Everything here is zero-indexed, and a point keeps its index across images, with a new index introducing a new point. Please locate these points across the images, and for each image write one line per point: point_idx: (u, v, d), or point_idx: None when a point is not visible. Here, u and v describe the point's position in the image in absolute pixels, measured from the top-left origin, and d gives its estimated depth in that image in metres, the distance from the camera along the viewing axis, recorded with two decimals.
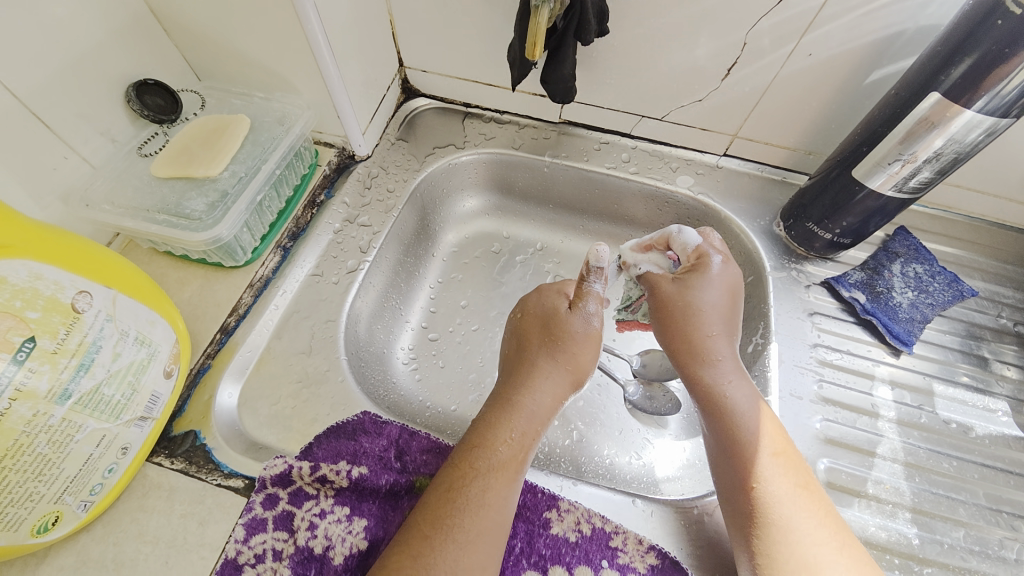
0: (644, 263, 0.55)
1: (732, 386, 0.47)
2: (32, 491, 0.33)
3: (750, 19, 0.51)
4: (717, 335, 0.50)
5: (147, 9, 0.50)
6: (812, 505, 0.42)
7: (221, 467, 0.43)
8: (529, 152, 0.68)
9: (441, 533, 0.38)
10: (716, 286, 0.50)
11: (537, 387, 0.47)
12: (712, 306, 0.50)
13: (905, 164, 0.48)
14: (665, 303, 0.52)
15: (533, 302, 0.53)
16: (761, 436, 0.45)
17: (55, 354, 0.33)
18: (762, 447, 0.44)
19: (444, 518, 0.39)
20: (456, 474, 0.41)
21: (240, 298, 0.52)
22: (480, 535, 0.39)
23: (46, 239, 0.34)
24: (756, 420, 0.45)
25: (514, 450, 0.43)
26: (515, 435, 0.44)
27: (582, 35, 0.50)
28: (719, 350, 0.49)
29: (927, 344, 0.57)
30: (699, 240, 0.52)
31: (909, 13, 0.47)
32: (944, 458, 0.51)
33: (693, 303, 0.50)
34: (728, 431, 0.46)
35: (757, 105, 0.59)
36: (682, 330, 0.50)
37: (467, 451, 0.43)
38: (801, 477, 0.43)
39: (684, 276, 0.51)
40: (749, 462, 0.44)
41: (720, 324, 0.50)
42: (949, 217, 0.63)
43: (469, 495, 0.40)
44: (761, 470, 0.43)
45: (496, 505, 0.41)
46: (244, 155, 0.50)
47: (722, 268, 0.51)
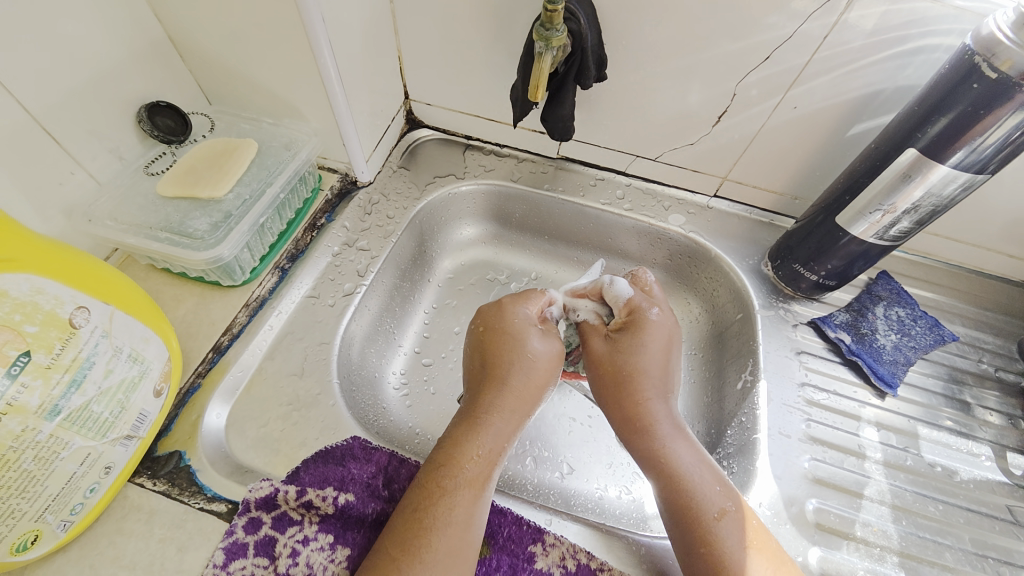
0: (583, 310, 0.57)
1: (673, 446, 0.47)
2: (14, 508, 0.32)
3: (740, 72, 0.54)
4: (654, 398, 0.49)
5: (167, 37, 0.52)
6: (766, 565, 0.41)
7: (205, 491, 0.42)
8: (527, 185, 0.70)
9: (417, 551, 0.38)
10: (654, 341, 0.51)
11: (501, 404, 0.47)
12: (649, 368, 0.50)
13: (885, 214, 0.50)
14: (597, 362, 0.52)
15: (495, 313, 0.52)
16: (706, 497, 0.44)
17: (49, 369, 0.32)
18: (706, 510, 0.43)
19: (415, 540, 0.38)
20: (421, 496, 0.41)
21: (235, 317, 0.52)
22: (448, 557, 0.38)
23: (47, 253, 0.34)
24: (701, 481, 0.45)
25: (482, 466, 0.43)
26: (481, 449, 0.44)
27: (582, 79, 0.53)
28: (657, 415, 0.48)
29: (912, 387, 0.58)
30: (629, 293, 0.54)
31: (887, 74, 0.51)
32: (930, 501, 0.52)
33: (631, 368, 0.50)
34: (674, 493, 0.45)
35: (746, 150, 0.62)
36: (621, 399, 0.49)
37: (434, 473, 0.42)
38: (749, 536, 0.43)
39: (619, 334, 0.52)
40: (698, 525, 0.43)
41: (659, 374, 0.50)
42: (929, 264, 0.66)
43: (436, 515, 0.40)
44: (707, 534, 0.42)
45: (462, 526, 0.40)
46: (250, 178, 0.51)
47: (658, 321, 0.52)
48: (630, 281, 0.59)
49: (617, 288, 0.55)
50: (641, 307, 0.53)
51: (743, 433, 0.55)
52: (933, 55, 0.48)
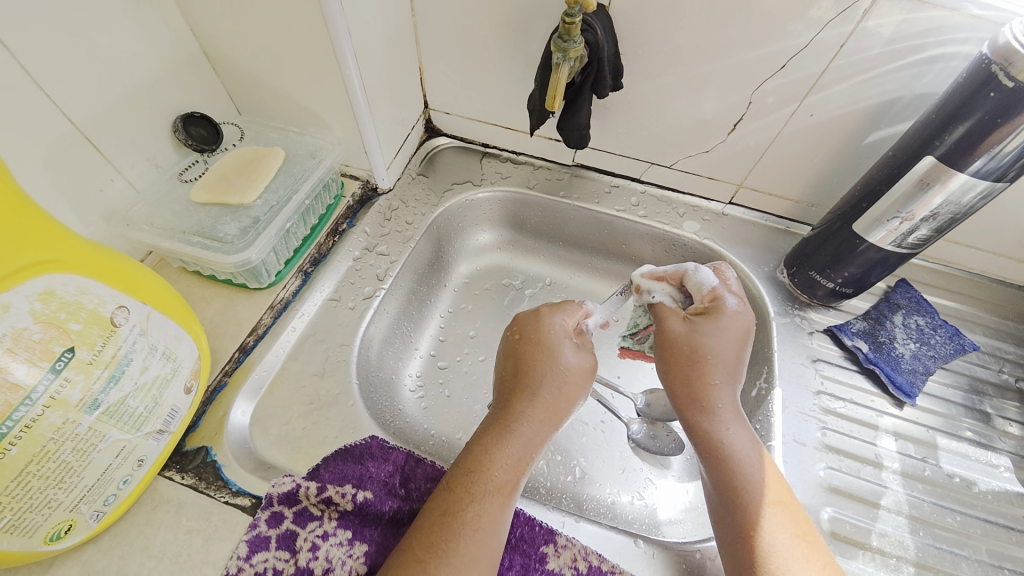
0: (658, 292, 0.55)
1: (734, 428, 0.47)
2: (52, 497, 0.34)
3: (755, 80, 0.54)
4: (720, 383, 0.49)
5: (202, 51, 0.54)
6: (811, 556, 0.41)
7: (230, 485, 0.44)
8: (542, 192, 0.72)
9: (447, 551, 0.39)
10: (727, 326, 0.50)
11: (530, 414, 0.47)
12: (721, 353, 0.49)
13: (903, 222, 0.50)
14: (669, 341, 0.52)
15: (531, 323, 0.54)
16: (755, 482, 0.45)
17: (90, 364, 0.34)
18: (756, 492, 0.44)
19: (440, 543, 0.39)
20: (449, 500, 0.42)
21: (260, 319, 0.54)
22: (474, 561, 0.39)
23: (90, 255, 0.36)
24: (752, 464, 0.46)
25: (509, 474, 0.44)
26: (510, 457, 0.45)
27: (598, 88, 0.54)
28: (719, 398, 0.48)
29: (930, 397, 0.58)
30: (715, 281, 0.52)
31: (904, 82, 0.51)
32: (948, 512, 0.51)
33: (700, 350, 0.50)
34: (725, 474, 0.46)
35: (761, 158, 0.62)
36: (687, 378, 0.50)
37: (466, 479, 0.43)
38: (797, 526, 0.43)
39: (695, 318, 0.52)
40: (747, 504, 0.44)
41: (736, 360, 0.50)
42: (950, 272, 0.65)
43: (466, 520, 0.41)
44: (758, 515, 0.43)
45: (490, 534, 0.41)
46: (277, 185, 0.54)
47: (737, 311, 0.51)
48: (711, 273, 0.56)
49: (702, 276, 0.53)
50: (715, 298, 0.52)
51: (757, 440, 0.55)
52: (951, 63, 0.48)
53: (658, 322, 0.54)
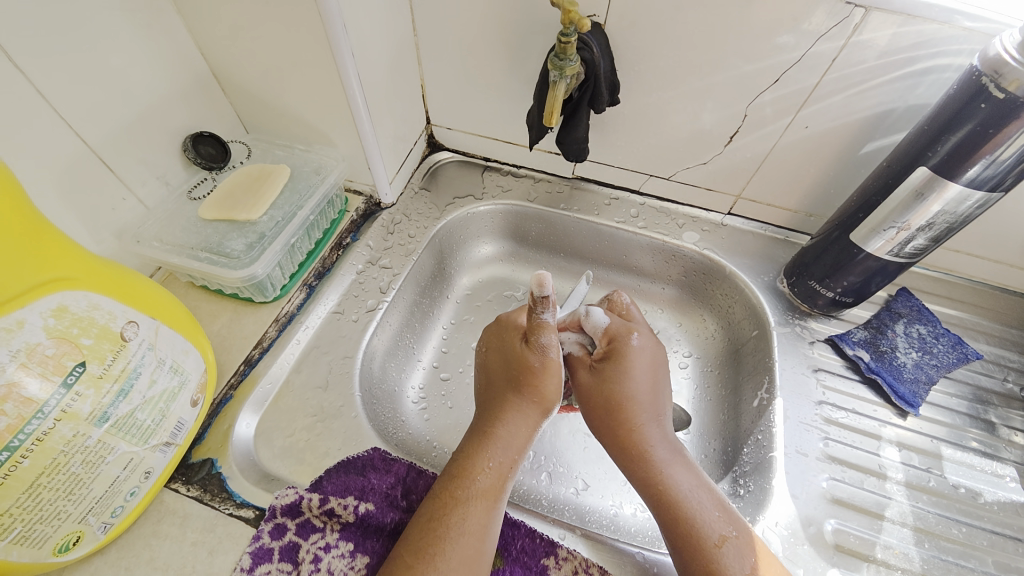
0: (568, 342, 0.57)
1: (670, 472, 0.47)
2: (61, 509, 0.34)
3: (750, 93, 0.55)
4: (648, 424, 0.49)
5: (211, 73, 0.56)
6: None
7: (235, 497, 0.44)
8: (543, 205, 0.73)
9: (435, 554, 0.39)
10: (637, 368, 0.51)
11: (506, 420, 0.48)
12: (637, 394, 0.50)
13: (901, 231, 0.50)
14: (587, 399, 0.52)
15: (499, 331, 0.54)
16: (707, 522, 0.44)
17: (101, 378, 0.35)
18: (706, 536, 0.43)
19: (428, 548, 0.40)
20: (434, 507, 0.42)
21: (265, 332, 0.55)
22: (461, 566, 0.39)
23: (102, 272, 0.37)
24: (698, 505, 0.45)
25: (493, 478, 0.44)
26: (493, 461, 0.45)
27: (596, 103, 0.55)
28: (651, 440, 0.49)
29: (934, 406, 0.57)
30: (606, 321, 0.54)
31: (897, 93, 0.51)
32: (954, 524, 0.50)
33: (627, 395, 0.50)
34: (671, 525, 0.45)
35: (759, 169, 0.63)
36: (614, 426, 0.50)
37: (454, 484, 0.44)
38: (752, 556, 0.43)
39: (602, 363, 0.53)
40: (699, 553, 0.42)
41: (648, 403, 0.50)
42: (951, 280, 0.65)
43: (450, 524, 0.41)
44: (710, 562, 0.42)
45: (478, 537, 0.41)
46: (282, 202, 0.55)
47: (640, 347, 0.53)
48: (608, 306, 0.59)
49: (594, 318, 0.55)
50: (624, 335, 0.53)
51: (759, 451, 0.55)
52: (944, 74, 0.49)
53: (573, 371, 0.56)
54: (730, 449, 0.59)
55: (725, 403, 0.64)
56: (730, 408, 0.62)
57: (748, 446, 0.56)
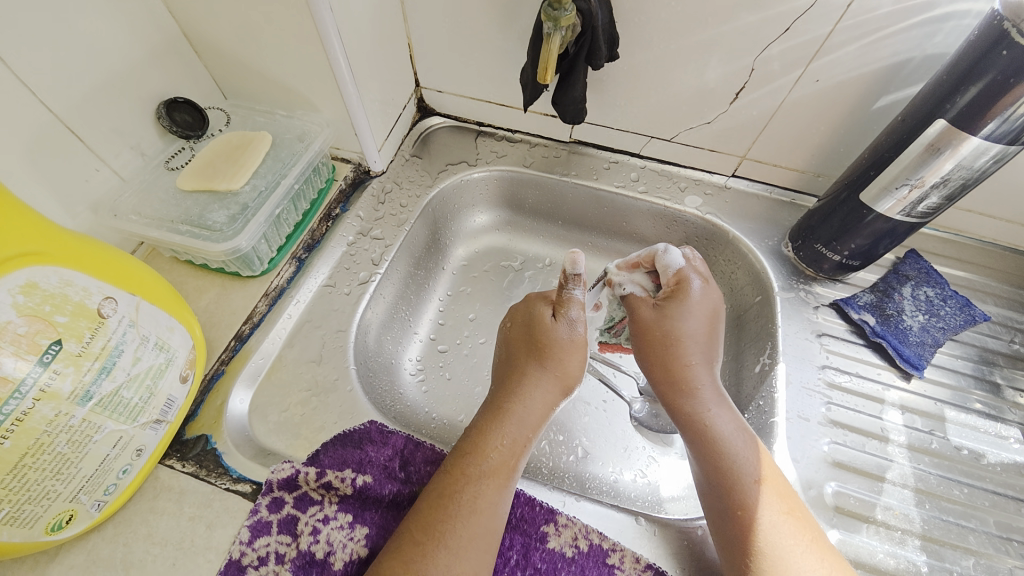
0: (628, 282, 0.56)
1: (714, 412, 0.48)
2: (49, 489, 0.34)
3: (758, 45, 0.52)
4: (696, 362, 0.51)
5: (182, 33, 0.53)
6: (799, 531, 0.42)
7: (230, 472, 0.44)
8: (539, 170, 0.70)
9: (448, 541, 0.39)
10: (694, 313, 0.52)
11: (529, 392, 0.48)
12: (693, 335, 0.51)
13: (913, 189, 0.48)
14: (642, 329, 0.53)
15: (523, 310, 0.54)
16: (742, 460, 0.45)
17: (80, 357, 0.34)
18: (745, 474, 0.44)
19: (439, 525, 0.40)
20: (446, 482, 0.42)
21: (255, 307, 0.53)
22: (470, 542, 0.40)
23: (73, 245, 0.35)
24: (740, 446, 0.46)
25: (504, 456, 0.44)
26: (509, 437, 0.45)
27: (593, 60, 0.52)
28: (701, 379, 0.50)
29: (939, 369, 0.56)
30: (681, 263, 0.52)
31: (914, 42, 0.48)
32: (955, 485, 0.50)
33: (676, 330, 0.51)
34: (710, 457, 0.46)
35: (765, 128, 0.60)
36: (665, 361, 0.52)
37: (465, 462, 0.43)
38: (784, 503, 0.43)
39: (664, 302, 0.52)
40: (735, 490, 0.44)
41: (695, 348, 0.51)
42: (960, 241, 0.63)
43: (461, 501, 0.41)
44: (744, 497, 0.43)
45: (490, 520, 0.41)
46: (265, 170, 0.52)
47: (701, 293, 0.52)
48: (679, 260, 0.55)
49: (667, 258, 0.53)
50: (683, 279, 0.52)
51: (761, 416, 0.54)
52: (964, 20, 0.46)
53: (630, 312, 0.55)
54: None
55: (727, 369, 0.63)
56: (731, 374, 0.62)
57: (749, 412, 0.56)
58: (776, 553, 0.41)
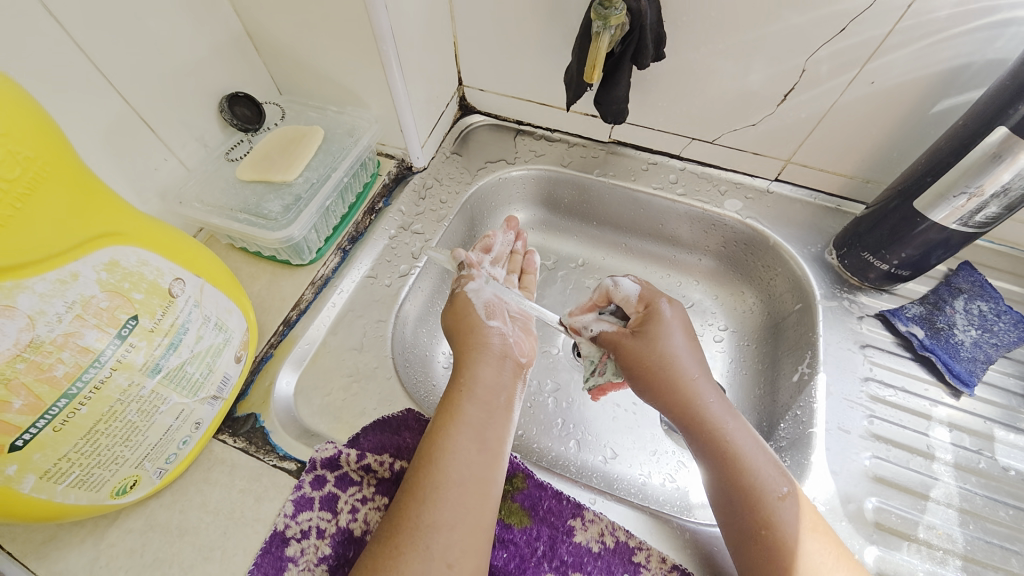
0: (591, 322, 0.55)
1: (723, 423, 0.46)
2: (118, 454, 0.36)
3: (809, 47, 0.51)
4: (698, 377, 0.49)
5: (245, 32, 0.56)
6: (827, 545, 0.41)
7: (277, 450, 0.46)
8: (577, 170, 0.70)
9: (423, 493, 0.40)
10: (676, 327, 0.51)
11: (478, 369, 0.48)
12: (682, 350, 0.49)
13: (971, 198, 0.46)
14: (633, 360, 0.50)
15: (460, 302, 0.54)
16: (765, 477, 0.43)
17: (152, 332, 0.36)
18: (769, 491, 0.42)
19: (414, 479, 0.41)
20: (426, 444, 0.43)
21: (302, 294, 0.56)
22: (446, 494, 0.40)
23: (148, 228, 0.38)
24: (762, 461, 0.44)
25: (479, 411, 0.45)
26: (477, 396, 0.46)
27: (639, 59, 0.52)
28: (705, 393, 0.48)
29: (990, 387, 0.54)
30: (638, 289, 0.53)
31: (977, 45, 0.46)
32: (1002, 507, 0.48)
33: (665, 352, 0.49)
34: (731, 474, 0.44)
35: (813, 131, 0.58)
36: (667, 378, 0.48)
37: (429, 440, 0.43)
38: (811, 516, 0.42)
39: (642, 329, 0.51)
40: (761, 507, 0.42)
41: (688, 364, 0.49)
42: (1018, 255, 0.60)
43: (433, 457, 0.42)
44: (769, 513, 0.42)
45: (475, 483, 0.41)
46: (316, 163, 0.55)
47: (672, 314, 0.51)
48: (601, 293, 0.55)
49: (623, 288, 0.53)
50: (648, 307, 0.52)
51: (797, 426, 0.53)
52: None
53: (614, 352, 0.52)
54: (766, 424, 0.58)
55: (762, 377, 0.62)
56: (768, 382, 0.61)
57: (786, 421, 0.55)
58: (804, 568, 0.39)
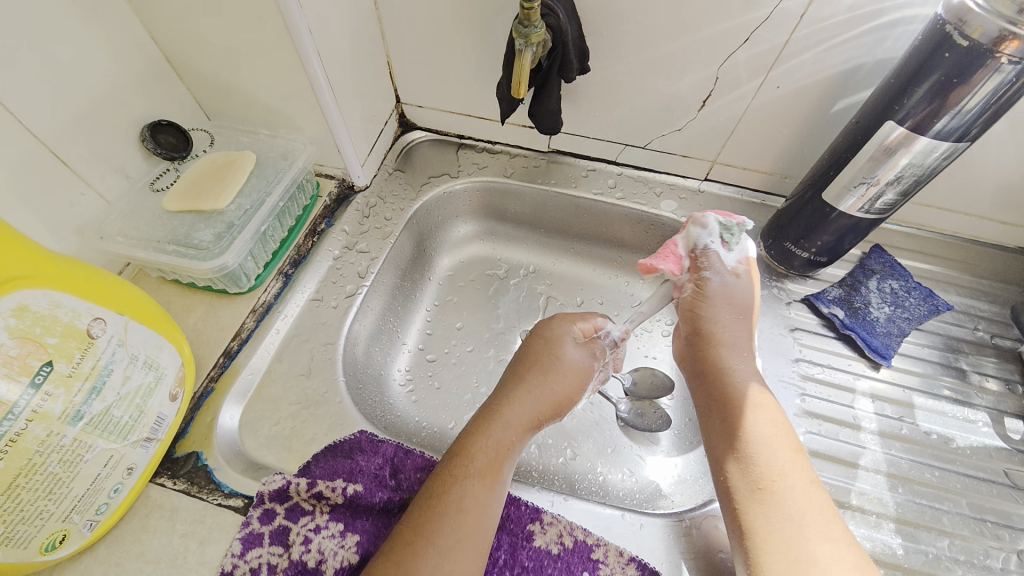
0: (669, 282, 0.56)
1: (747, 384, 0.47)
2: (42, 510, 0.34)
3: (720, 55, 0.55)
4: (734, 355, 0.49)
5: (164, 58, 0.54)
6: (818, 518, 0.40)
7: (222, 487, 0.44)
8: (520, 180, 0.72)
9: (429, 542, 0.39)
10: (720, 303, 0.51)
11: (519, 406, 0.48)
12: (725, 323, 0.50)
13: (870, 187, 0.50)
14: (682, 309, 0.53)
15: (547, 328, 0.55)
16: (765, 441, 0.44)
17: (70, 377, 0.34)
18: (767, 457, 0.43)
19: (427, 524, 0.40)
20: (435, 485, 0.42)
21: (243, 323, 0.54)
22: (456, 543, 0.39)
23: (62, 268, 0.36)
24: (761, 426, 0.44)
25: (491, 458, 0.44)
26: (497, 441, 0.45)
27: (565, 73, 0.54)
28: (735, 363, 0.49)
29: (906, 357, 0.59)
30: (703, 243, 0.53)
31: (865, 48, 0.51)
32: (927, 468, 0.52)
33: (711, 313, 0.51)
34: (734, 437, 0.44)
35: (732, 133, 0.62)
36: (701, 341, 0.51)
37: (440, 481, 0.42)
38: (807, 489, 0.41)
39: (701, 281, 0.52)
40: (754, 467, 0.42)
41: (734, 321, 0.51)
42: (923, 235, 0.66)
43: (448, 501, 0.41)
44: (768, 474, 0.42)
45: (480, 522, 0.41)
46: (250, 188, 0.53)
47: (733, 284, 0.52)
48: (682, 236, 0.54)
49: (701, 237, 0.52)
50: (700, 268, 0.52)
51: None
52: (910, 26, 0.49)
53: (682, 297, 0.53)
54: None
55: None
56: None
57: None
58: (798, 523, 0.39)
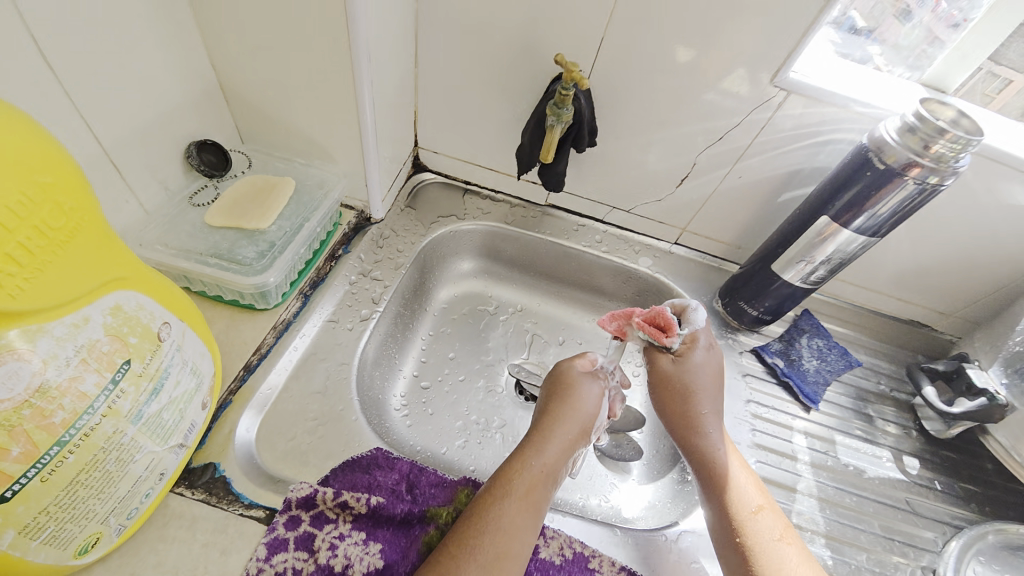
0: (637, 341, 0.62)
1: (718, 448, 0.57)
2: (90, 509, 0.34)
3: (698, 148, 0.68)
4: (709, 412, 0.59)
5: (217, 84, 0.58)
6: (791, 550, 0.50)
7: (242, 498, 0.45)
8: (519, 228, 0.80)
9: (470, 554, 0.43)
10: (700, 370, 0.61)
11: (547, 443, 0.53)
12: (703, 387, 0.60)
13: (807, 263, 0.64)
14: (659, 378, 0.61)
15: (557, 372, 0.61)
16: (743, 494, 0.54)
17: (141, 377, 0.36)
18: (746, 506, 0.53)
19: (467, 539, 0.44)
20: (477, 506, 0.47)
21: (263, 338, 0.56)
22: (495, 560, 0.43)
23: (143, 272, 0.38)
24: (741, 481, 0.54)
25: (528, 484, 0.49)
26: (533, 468, 0.50)
27: (577, 144, 0.64)
28: (709, 426, 0.58)
29: (830, 403, 0.72)
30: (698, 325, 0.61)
31: (806, 157, 0.66)
32: (846, 493, 0.64)
33: (688, 385, 0.60)
34: (716, 492, 0.54)
35: (701, 208, 0.76)
36: (679, 403, 0.60)
37: (481, 504, 0.47)
38: (779, 529, 0.52)
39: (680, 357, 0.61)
40: (737, 517, 0.52)
41: (707, 387, 0.60)
42: (839, 304, 0.82)
43: (488, 520, 0.45)
44: (744, 522, 0.52)
45: (517, 541, 0.45)
46: (288, 212, 0.57)
47: (706, 358, 0.61)
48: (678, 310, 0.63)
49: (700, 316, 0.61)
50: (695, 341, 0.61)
51: None
52: (839, 145, 0.63)
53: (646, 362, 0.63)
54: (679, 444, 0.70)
55: None
56: None
57: None
58: (778, 569, 0.49)
